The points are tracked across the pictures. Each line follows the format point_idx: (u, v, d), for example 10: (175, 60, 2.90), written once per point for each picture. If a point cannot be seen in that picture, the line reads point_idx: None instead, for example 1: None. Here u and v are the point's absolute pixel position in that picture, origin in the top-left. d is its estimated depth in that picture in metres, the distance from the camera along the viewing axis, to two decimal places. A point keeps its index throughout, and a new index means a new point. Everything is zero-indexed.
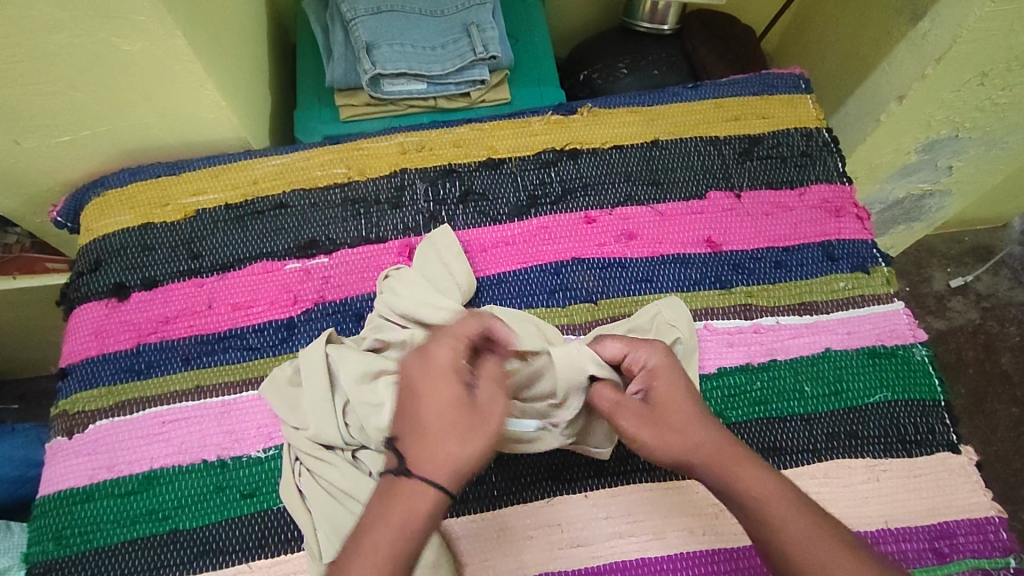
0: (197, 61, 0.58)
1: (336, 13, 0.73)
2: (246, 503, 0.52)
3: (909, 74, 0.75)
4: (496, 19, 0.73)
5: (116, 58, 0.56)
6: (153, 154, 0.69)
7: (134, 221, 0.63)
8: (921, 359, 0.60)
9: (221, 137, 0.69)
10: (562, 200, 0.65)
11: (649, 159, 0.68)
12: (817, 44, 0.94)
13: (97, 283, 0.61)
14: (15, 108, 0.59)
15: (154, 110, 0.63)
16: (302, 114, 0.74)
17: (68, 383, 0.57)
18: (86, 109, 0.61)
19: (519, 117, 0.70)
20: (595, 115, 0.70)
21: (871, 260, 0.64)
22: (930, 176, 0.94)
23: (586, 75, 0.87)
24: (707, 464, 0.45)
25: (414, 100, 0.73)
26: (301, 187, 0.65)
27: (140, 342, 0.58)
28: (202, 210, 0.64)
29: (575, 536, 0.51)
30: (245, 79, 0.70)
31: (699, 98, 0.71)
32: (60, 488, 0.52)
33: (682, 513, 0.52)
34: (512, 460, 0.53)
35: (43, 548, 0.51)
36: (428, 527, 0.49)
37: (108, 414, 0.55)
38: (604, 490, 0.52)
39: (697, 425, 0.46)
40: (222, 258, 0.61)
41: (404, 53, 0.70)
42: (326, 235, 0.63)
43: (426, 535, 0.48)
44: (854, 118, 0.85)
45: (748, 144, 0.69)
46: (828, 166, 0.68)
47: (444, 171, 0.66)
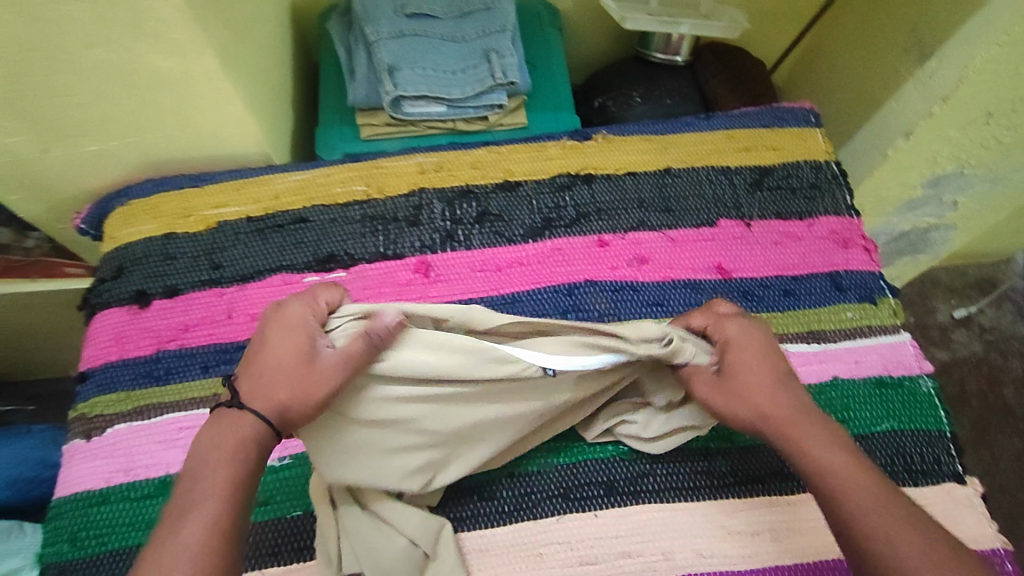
0: (227, 78, 0.60)
1: (360, 35, 0.75)
2: (261, 510, 0.53)
3: (916, 112, 0.77)
4: (515, 46, 0.76)
5: (149, 74, 0.57)
6: (176, 165, 0.71)
7: (157, 230, 0.65)
8: (927, 390, 0.61)
9: (244, 152, 0.71)
10: (576, 223, 0.67)
11: (662, 186, 0.69)
12: (825, 79, 0.97)
13: (119, 290, 0.62)
14: (47, 118, 0.60)
15: (180, 124, 0.65)
16: (323, 132, 0.76)
17: (87, 388, 0.58)
18: (115, 121, 0.63)
19: (536, 142, 0.72)
20: (609, 142, 0.72)
21: (877, 291, 0.65)
22: (935, 210, 0.96)
23: (600, 102, 0.89)
24: (786, 438, 0.48)
25: (433, 122, 0.75)
26: (322, 203, 0.67)
27: (160, 349, 0.59)
28: (224, 221, 0.65)
29: (585, 554, 0.52)
30: (270, 96, 0.72)
31: (711, 128, 0.73)
32: (77, 490, 0.53)
33: (690, 534, 0.53)
34: (525, 478, 0.55)
35: (58, 549, 0.51)
36: (445, 543, 0.51)
37: (127, 419, 0.56)
38: (614, 510, 0.54)
39: (773, 390, 0.49)
40: (242, 269, 0.63)
41: (425, 77, 0.72)
42: (345, 250, 0.64)
43: (443, 552, 0.51)
44: (862, 152, 0.87)
45: (758, 174, 0.70)
46: (837, 198, 0.70)
47: (462, 192, 0.68)
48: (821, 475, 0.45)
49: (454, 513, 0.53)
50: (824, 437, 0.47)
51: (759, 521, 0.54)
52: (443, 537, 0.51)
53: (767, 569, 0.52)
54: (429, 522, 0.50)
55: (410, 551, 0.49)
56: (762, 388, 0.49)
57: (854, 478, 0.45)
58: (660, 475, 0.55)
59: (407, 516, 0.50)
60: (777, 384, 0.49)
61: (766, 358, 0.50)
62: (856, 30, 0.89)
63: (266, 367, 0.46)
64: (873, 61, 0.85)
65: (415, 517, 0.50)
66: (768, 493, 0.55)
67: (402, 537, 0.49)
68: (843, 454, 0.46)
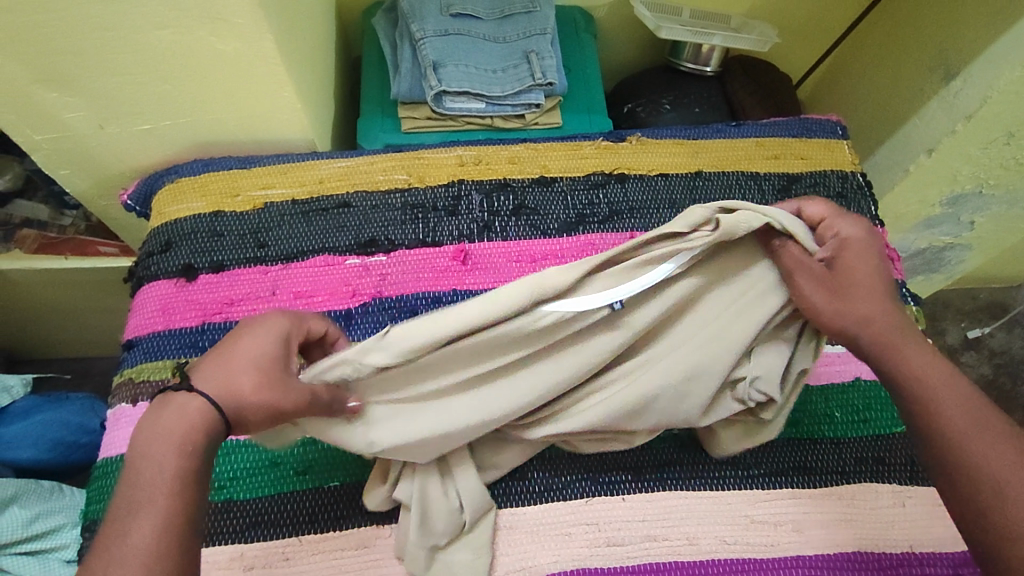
0: (283, 64, 0.62)
1: (405, 32, 0.78)
2: (299, 479, 0.54)
3: (940, 129, 0.79)
4: (554, 49, 0.78)
5: (210, 56, 0.60)
6: (223, 148, 0.73)
7: (206, 208, 0.67)
8: None
9: (290, 138, 0.73)
10: (609, 220, 0.69)
11: (692, 188, 0.71)
12: (849, 95, 0.99)
13: (167, 263, 0.64)
14: (107, 94, 0.62)
15: (232, 108, 0.67)
16: (365, 123, 0.78)
17: (134, 354, 0.60)
18: (171, 102, 0.65)
19: (572, 141, 0.74)
20: (643, 144, 0.74)
21: (900, 298, 0.67)
22: (952, 229, 0.98)
23: (630, 107, 0.92)
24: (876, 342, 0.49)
25: (472, 118, 0.77)
26: (364, 189, 0.69)
27: (205, 321, 0.61)
28: (270, 202, 0.68)
29: (612, 536, 0.54)
30: (317, 85, 0.74)
31: (741, 136, 0.76)
32: (123, 451, 0.55)
33: (715, 522, 0.55)
34: (555, 459, 0.56)
35: (103, 506, 0.53)
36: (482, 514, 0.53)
37: (172, 385, 0.58)
38: (641, 494, 0.55)
39: (882, 300, 0.50)
40: (287, 249, 0.65)
41: (467, 74, 0.75)
42: (386, 235, 0.66)
43: (479, 522, 0.53)
44: (884, 167, 0.89)
45: (786, 181, 0.73)
46: (862, 208, 0.72)
47: (499, 185, 0.70)
48: (910, 379, 0.48)
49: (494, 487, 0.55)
50: (921, 352, 0.49)
51: (783, 512, 0.55)
52: (485, 508, 0.53)
53: (789, 558, 0.53)
54: (482, 491, 0.52)
55: (456, 514, 0.51)
56: (870, 297, 0.50)
57: (940, 386, 0.47)
58: (687, 463, 0.57)
59: (463, 477, 0.52)
60: (886, 296, 0.50)
61: (878, 266, 0.51)
62: (882, 49, 0.92)
63: (226, 362, 0.41)
64: (898, 79, 0.87)
65: (472, 481, 0.52)
66: (791, 486, 0.57)
67: (456, 499, 0.51)
68: (938, 366, 0.48)
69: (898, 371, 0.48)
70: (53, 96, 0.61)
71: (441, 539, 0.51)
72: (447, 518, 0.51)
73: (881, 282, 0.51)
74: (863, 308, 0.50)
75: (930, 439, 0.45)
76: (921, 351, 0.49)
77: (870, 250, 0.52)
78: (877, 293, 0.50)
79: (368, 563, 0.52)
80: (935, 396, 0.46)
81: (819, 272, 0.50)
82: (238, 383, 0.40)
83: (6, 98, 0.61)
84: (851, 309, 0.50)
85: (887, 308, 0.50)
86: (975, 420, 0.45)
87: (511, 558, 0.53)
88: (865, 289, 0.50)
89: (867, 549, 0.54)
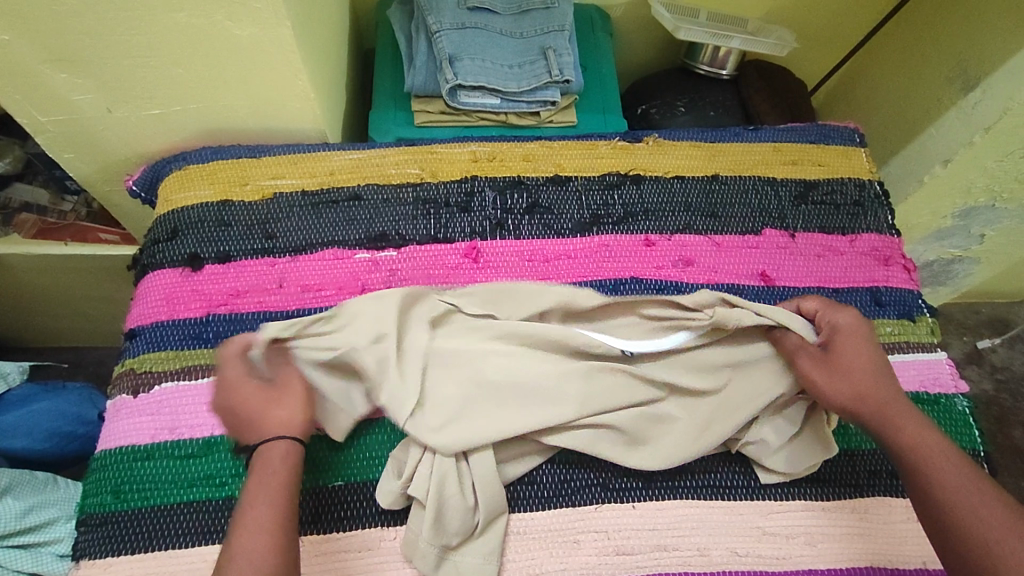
0: (298, 52, 0.61)
1: (421, 24, 0.77)
2: (303, 478, 0.53)
3: (956, 140, 0.78)
4: (571, 46, 0.77)
5: (225, 40, 0.58)
6: (232, 136, 0.71)
7: (213, 197, 0.66)
8: (961, 410, 0.62)
9: (300, 128, 0.71)
10: (624, 221, 0.68)
11: (709, 192, 0.70)
12: (864, 104, 0.98)
13: (172, 252, 0.63)
14: (117, 77, 0.61)
15: (244, 94, 0.66)
16: (378, 115, 0.77)
17: (136, 344, 0.59)
18: (182, 86, 0.63)
19: (587, 140, 0.73)
20: (659, 145, 0.73)
21: (916, 309, 0.66)
22: (962, 242, 0.97)
23: (644, 109, 0.90)
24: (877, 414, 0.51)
25: (486, 113, 0.76)
26: (376, 183, 0.68)
27: (210, 312, 0.60)
28: (279, 193, 0.66)
29: (622, 545, 0.52)
30: (330, 75, 0.73)
31: (759, 140, 0.74)
32: (122, 443, 0.54)
33: (727, 532, 0.54)
34: (564, 464, 0.55)
35: (101, 500, 0.52)
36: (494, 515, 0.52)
37: (174, 377, 0.56)
38: (653, 502, 0.54)
39: (876, 376, 0.52)
40: (296, 241, 0.64)
41: (483, 69, 0.73)
42: (397, 230, 0.65)
43: (493, 522, 0.52)
44: (896, 177, 0.88)
45: (803, 187, 0.72)
46: (879, 217, 0.71)
47: (513, 182, 0.69)
48: (907, 450, 0.49)
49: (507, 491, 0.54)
50: (914, 421, 0.50)
51: (795, 524, 0.54)
52: (499, 508, 0.52)
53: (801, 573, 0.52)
54: (498, 489, 0.51)
55: (471, 514, 0.51)
56: (869, 376, 0.53)
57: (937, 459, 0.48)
58: (700, 472, 0.56)
59: (482, 476, 0.51)
60: (880, 369, 0.53)
61: (872, 346, 0.54)
62: (900, 58, 0.91)
63: (257, 407, 0.51)
64: (914, 89, 0.86)
65: (491, 480, 0.51)
66: (805, 498, 0.55)
67: (471, 498, 0.51)
68: (925, 432, 0.50)
69: (897, 446, 0.50)
70: (61, 77, 0.60)
71: (454, 540, 0.50)
72: (460, 517, 0.50)
73: (873, 361, 0.53)
74: (860, 387, 0.52)
75: (933, 511, 0.46)
76: (915, 418, 0.51)
77: (858, 331, 0.55)
78: (872, 368, 0.53)
79: (371, 564, 0.51)
80: (938, 471, 0.47)
81: (817, 354, 0.54)
82: (279, 417, 0.50)
83: (12, 76, 0.59)
84: (851, 386, 0.52)
85: (884, 384, 0.52)
86: (972, 487, 0.46)
87: (519, 564, 0.51)
88: (860, 366, 0.53)
89: (879, 565, 0.53)
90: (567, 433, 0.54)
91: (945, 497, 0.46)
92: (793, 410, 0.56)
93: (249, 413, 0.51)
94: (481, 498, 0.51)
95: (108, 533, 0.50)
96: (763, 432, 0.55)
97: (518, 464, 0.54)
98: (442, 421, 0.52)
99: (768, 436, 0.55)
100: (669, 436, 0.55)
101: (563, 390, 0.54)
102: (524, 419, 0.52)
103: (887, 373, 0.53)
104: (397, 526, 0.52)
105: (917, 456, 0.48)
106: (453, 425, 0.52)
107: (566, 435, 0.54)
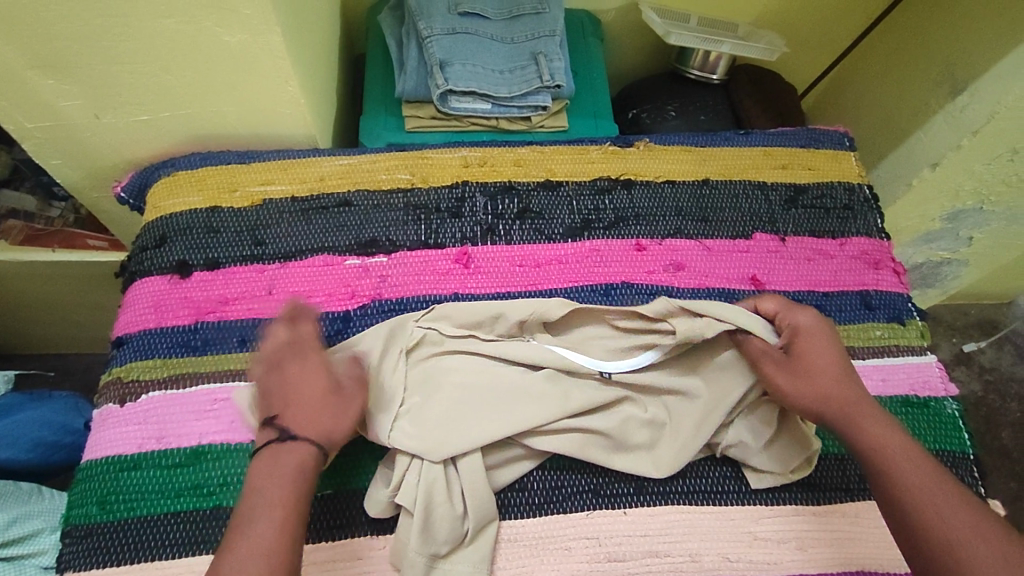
0: (288, 58, 0.60)
1: (412, 29, 0.76)
2: None
3: (945, 144, 0.79)
4: (562, 51, 0.77)
5: (214, 46, 0.58)
6: (221, 141, 0.71)
7: (203, 203, 0.65)
8: (951, 412, 0.62)
9: (291, 133, 0.71)
10: (615, 226, 0.68)
11: (699, 196, 0.70)
12: (853, 107, 0.99)
13: (161, 259, 0.62)
14: (105, 82, 0.60)
15: (233, 100, 0.65)
16: (369, 121, 0.77)
17: (123, 352, 0.58)
18: (170, 92, 0.63)
19: (579, 145, 0.73)
20: (650, 150, 0.73)
21: (906, 313, 0.67)
22: (950, 244, 0.98)
23: (635, 114, 0.91)
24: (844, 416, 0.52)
25: (477, 119, 0.76)
26: (366, 188, 0.67)
27: (198, 320, 0.59)
28: (269, 199, 0.66)
29: (613, 551, 0.52)
30: (321, 80, 0.72)
31: (749, 144, 0.75)
32: (109, 454, 0.53)
33: (718, 538, 0.53)
34: (555, 470, 0.55)
35: (86, 511, 0.51)
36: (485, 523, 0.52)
37: (162, 386, 0.56)
38: (644, 508, 0.54)
39: (841, 378, 0.53)
40: (285, 248, 0.63)
41: (475, 74, 0.73)
42: (387, 236, 0.65)
43: (483, 530, 0.52)
44: (885, 181, 0.89)
45: (793, 192, 0.72)
46: (868, 221, 0.71)
47: (504, 188, 0.69)
48: (871, 452, 0.50)
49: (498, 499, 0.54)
50: (878, 423, 0.51)
51: (786, 529, 0.54)
52: (489, 516, 0.51)
53: None
54: (488, 497, 0.51)
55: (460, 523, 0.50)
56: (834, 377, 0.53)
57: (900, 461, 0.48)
58: (690, 477, 0.55)
59: (471, 484, 0.51)
60: (845, 371, 0.54)
61: (835, 348, 0.55)
62: (888, 62, 0.92)
63: (305, 404, 0.50)
64: (903, 93, 0.87)
65: (480, 489, 0.51)
66: (796, 502, 0.55)
67: (460, 507, 0.50)
68: (888, 434, 0.50)
69: (863, 447, 0.50)
70: (47, 83, 0.59)
71: (443, 549, 0.50)
72: (449, 525, 0.50)
73: (838, 364, 0.54)
74: (828, 389, 0.53)
75: (895, 512, 0.47)
76: (880, 420, 0.51)
77: (821, 332, 0.56)
78: (837, 371, 0.54)
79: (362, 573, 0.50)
80: (900, 473, 0.48)
81: (779, 356, 0.54)
82: (323, 424, 0.49)
83: None
84: (818, 390, 0.53)
85: (849, 385, 0.53)
86: (938, 491, 0.46)
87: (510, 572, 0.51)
88: (823, 368, 0.54)
89: (870, 568, 0.54)
90: (548, 437, 0.54)
91: (906, 499, 0.47)
92: (764, 410, 0.56)
93: (289, 400, 0.50)
94: (470, 506, 0.50)
95: (94, 544, 0.50)
96: (739, 434, 0.55)
97: (507, 470, 0.53)
98: (417, 429, 0.52)
99: (748, 437, 0.55)
100: (656, 440, 0.56)
101: (545, 394, 0.54)
102: (508, 422, 0.52)
103: (852, 375, 0.54)
104: (387, 534, 0.52)
105: (881, 459, 0.49)
106: (433, 431, 0.52)
107: (548, 441, 0.54)
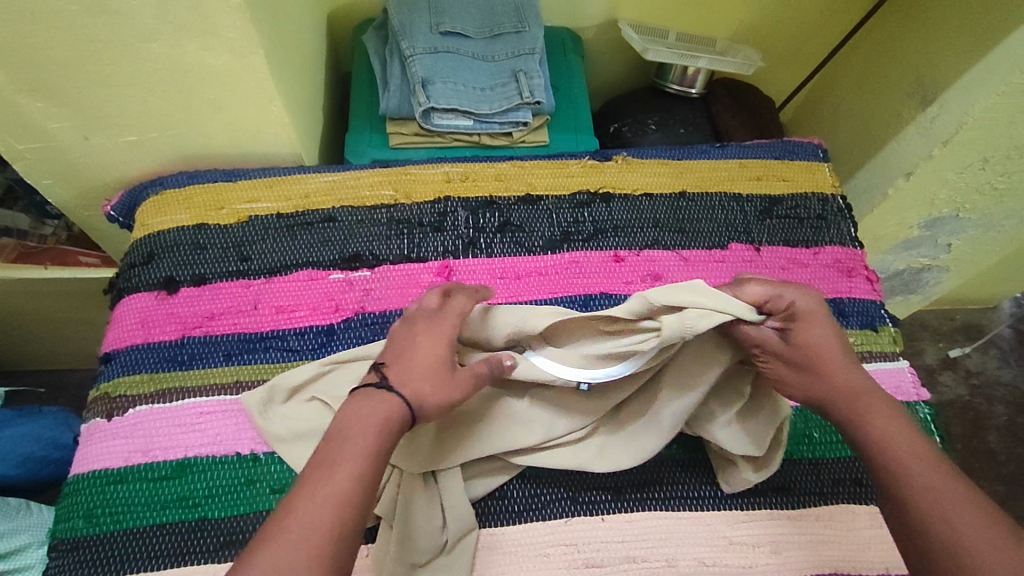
0: (272, 79, 0.62)
1: (396, 48, 0.78)
2: (273, 497, 0.54)
3: (917, 153, 0.80)
4: (542, 68, 0.79)
5: (199, 69, 0.60)
6: (209, 160, 0.73)
7: (190, 221, 0.67)
8: (924, 417, 0.63)
9: (276, 151, 0.73)
10: (594, 238, 0.69)
11: (676, 208, 0.72)
12: (831, 119, 1.01)
13: (148, 276, 0.64)
14: (95, 105, 0.62)
15: (219, 120, 0.67)
16: (354, 138, 0.79)
17: (111, 368, 0.59)
18: (158, 114, 0.64)
19: (558, 159, 0.75)
20: (628, 163, 0.75)
21: (879, 319, 0.68)
22: (929, 251, 1.00)
23: (616, 127, 0.93)
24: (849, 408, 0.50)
25: (460, 135, 0.78)
26: (350, 204, 0.69)
27: (185, 335, 0.61)
28: (255, 216, 0.67)
29: (591, 557, 0.53)
30: (306, 99, 0.74)
31: (725, 157, 0.77)
32: (96, 467, 0.54)
33: (694, 543, 0.55)
34: (535, 478, 0.56)
35: (73, 525, 0.52)
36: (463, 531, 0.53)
37: (148, 400, 0.57)
38: (621, 515, 0.55)
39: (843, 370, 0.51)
40: (270, 263, 0.65)
41: (456, 92, 0.75)
42: (370, 250, 0.66)
43: (462, 539, 0.53)
44: (861, 190, 0.90)
45: (768, 203, 0.74)
46: (842, 230, 0.73)
47: (485, 202, 0.70)
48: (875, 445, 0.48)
49: (478, 507, 0.55)
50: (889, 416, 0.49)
51: (762, 533, 0.55)
52: (467, 524, 0.53)
53: None
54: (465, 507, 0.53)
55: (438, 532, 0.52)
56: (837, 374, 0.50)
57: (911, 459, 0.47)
58: (667, 483, 0.57)
59: (449, 494, 0.53)
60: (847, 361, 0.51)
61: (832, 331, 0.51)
62: (863, 74, 0.94)
63: (411, 365, 0.49)
64: (877, 105, 0.89)
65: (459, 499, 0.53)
66: (770, 507, 0.57)
67: (439, 517, 0.52)
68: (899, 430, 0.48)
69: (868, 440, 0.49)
70: (37, 105, 0.61)
71: (421, 558, 0.51)
72: (428, 535, 0.51)
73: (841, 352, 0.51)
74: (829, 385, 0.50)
75: (902, 509, 0.46)
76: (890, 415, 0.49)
77: (821, 317, 0.51)
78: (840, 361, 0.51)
79: None
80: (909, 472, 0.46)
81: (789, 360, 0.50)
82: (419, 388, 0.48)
83: None
84: (813, 387, 0.50)
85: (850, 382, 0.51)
86: (952, 494, 0.45)
87: None
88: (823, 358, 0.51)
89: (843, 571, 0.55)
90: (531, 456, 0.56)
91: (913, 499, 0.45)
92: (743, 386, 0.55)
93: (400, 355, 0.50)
94: (448, 516, 0.52)
95: (79, 558, 0.51)
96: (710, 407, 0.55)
97: (483, 482, 0.55)
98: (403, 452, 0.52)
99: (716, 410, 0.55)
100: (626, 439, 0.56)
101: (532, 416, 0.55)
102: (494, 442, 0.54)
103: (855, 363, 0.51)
104: (368, 544, 0.53)
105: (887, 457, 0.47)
106: (418, 449, 0.53)
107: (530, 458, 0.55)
